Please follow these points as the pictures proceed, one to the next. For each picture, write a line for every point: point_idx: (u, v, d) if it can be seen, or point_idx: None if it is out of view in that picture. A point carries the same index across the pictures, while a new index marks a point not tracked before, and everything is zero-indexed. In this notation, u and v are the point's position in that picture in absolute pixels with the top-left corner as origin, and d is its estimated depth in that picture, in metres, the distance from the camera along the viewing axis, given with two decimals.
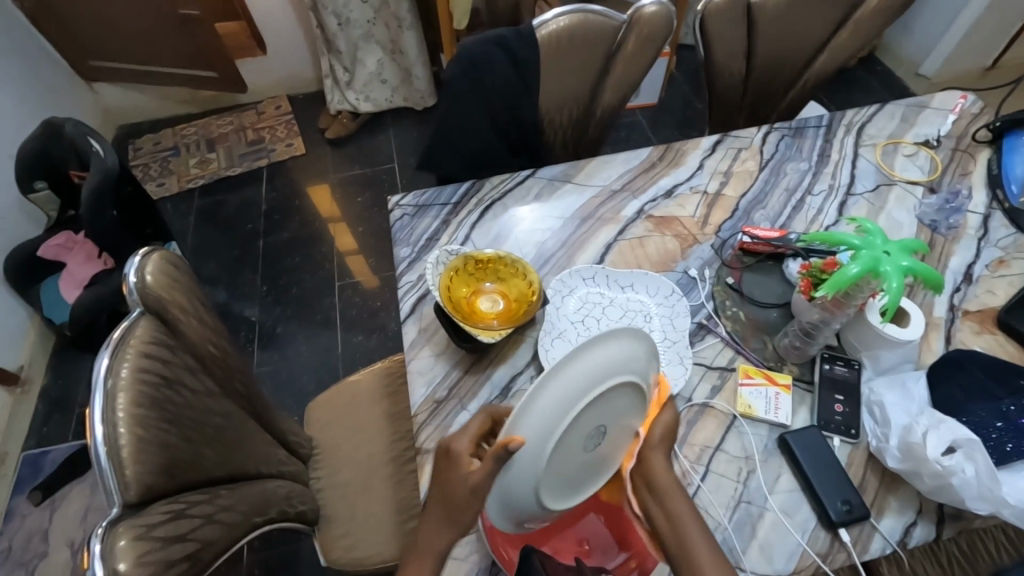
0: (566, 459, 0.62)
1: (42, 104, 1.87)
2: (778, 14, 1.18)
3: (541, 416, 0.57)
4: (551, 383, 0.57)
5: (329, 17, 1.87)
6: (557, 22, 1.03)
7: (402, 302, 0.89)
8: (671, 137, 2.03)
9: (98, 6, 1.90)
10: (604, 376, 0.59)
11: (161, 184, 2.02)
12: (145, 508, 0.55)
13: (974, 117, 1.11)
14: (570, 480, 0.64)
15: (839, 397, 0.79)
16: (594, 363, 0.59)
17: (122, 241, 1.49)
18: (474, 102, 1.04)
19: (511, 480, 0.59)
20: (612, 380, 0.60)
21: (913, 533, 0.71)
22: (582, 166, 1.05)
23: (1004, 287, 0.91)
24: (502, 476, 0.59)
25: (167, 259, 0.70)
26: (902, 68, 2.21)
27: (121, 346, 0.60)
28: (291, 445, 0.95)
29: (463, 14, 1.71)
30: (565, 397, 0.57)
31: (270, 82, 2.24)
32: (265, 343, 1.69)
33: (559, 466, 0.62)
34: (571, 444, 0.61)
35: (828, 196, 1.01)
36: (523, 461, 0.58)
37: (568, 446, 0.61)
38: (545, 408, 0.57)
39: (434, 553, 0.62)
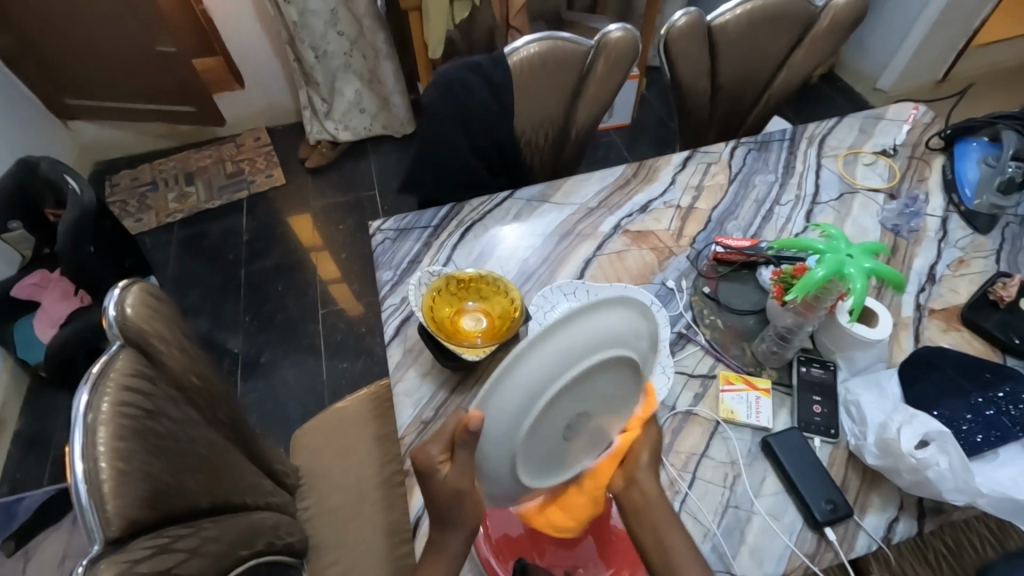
0: (543, 439, 0.57)
1: (16, 142, 1.86)
2: (738, 35, 1.24)
3: (516, 401, 0.52)
4: (510, 375, 0.51)
5: (307, 50, 1.91)
6: (528, 49, 1.08)
7: (386, 325, 0.90)
8: (645, 154, 2.09)
9: (74, 44, 1.92)
10: (591, 349, 0.54)
11: (140, 219, 2.01)
12: (127, 543, 0.54)
13: (927, 126, 1.17)
14: (552, 457, 0.61)
15: (818, 399, 0.81)
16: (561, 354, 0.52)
17: (100, 276, 1.47)
18: (452, 126, 1.07)
19: (490, 448, 0.55)
20: (601, 354, 0.55)
21: (896, 528, 0.73)
22: (559, 186, 1.08)
23: (966, 285, 0.95)
24: (487, 447, 0.55)
25: (148, 290, 0.70)
26: (862, 83, 2.32)
27: (100, 380, 0.59)
28: (278, 474, 0.94)
29: (438, 44, 1.75)
30: (547, 372, 0.52)
31: (250, 114, 2.26)
32: (248, 373, 1.67)
33: (547, 436, 0.57)
34: (555, 420, 0.56)
35: (796, 206, 1.05)
36: (502, 430, 0.53)
37: (546, 423, 0.55)
38: (522, 389, 0.52)
39: None
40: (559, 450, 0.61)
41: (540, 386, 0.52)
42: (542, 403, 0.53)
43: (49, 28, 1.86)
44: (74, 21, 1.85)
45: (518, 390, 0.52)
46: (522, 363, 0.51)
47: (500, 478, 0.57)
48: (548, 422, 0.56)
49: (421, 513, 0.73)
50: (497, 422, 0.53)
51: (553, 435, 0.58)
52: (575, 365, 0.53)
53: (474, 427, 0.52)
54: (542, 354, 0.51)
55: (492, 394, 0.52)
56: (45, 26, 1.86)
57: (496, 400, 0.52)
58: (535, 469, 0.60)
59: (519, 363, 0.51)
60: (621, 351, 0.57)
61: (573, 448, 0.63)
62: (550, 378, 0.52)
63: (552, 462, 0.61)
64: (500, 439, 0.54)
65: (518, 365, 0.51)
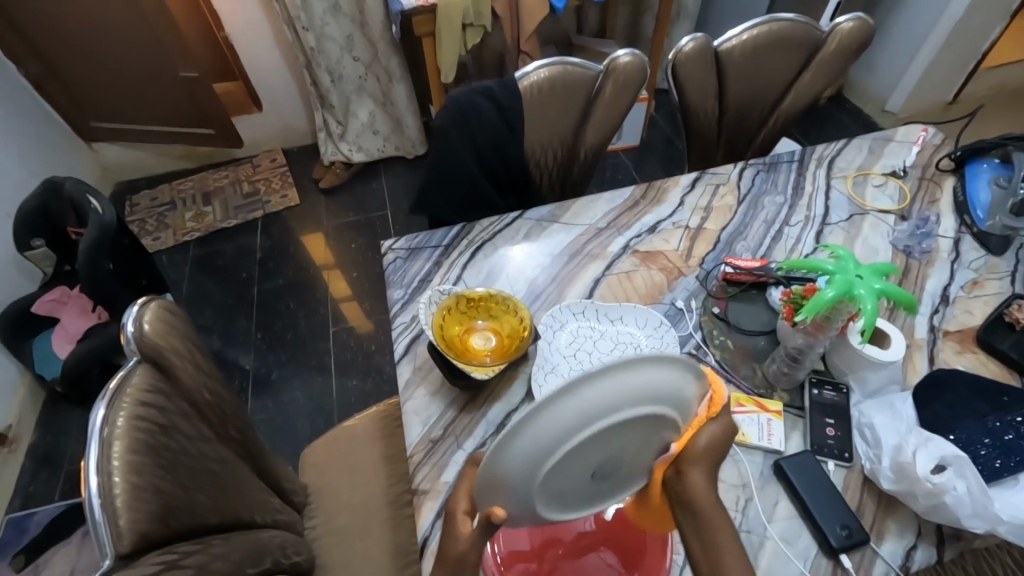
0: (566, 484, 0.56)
1: (41, 163, 1.92)
2: (745, 59, 1.26)
3: (527, 459, 0.51)
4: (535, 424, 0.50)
5: (323, 74, 1.96)
6: (538, 73, 1.10)
7: (396, 343, 0.91)
8: (653, 175, 2.11)
9: (101, 70, 1.99)
10: (610, 409, 0.51)
11: (157, 238, 2.05)
12: (138, 558, 0.54)
13: (937, 147, 1.18)
14: (572, 498, 0.60)
15: (830, 421, 0.80)
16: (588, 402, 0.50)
17: (118, 293, 1.50)
18: (463, 148, 1.09)
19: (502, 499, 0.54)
20: (621, 414, 0.52)
21: (915, 556, 0.71)
22: (568, 207, 1.09)
23: (981, 307, 0.94)
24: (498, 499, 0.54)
25: (165, 306, 0.72)
26: (870, 105, 2.33)
27: (117, 395, 0.60)
28: (285, 493, 0.94)
29: (450, 68, 1.80)
30: (559, 432, 0.50)
31: (266, 136, 2.32)
32: (258, 391, 1.68)
33: (564, 483, 0.56)
34: (572, 471, 0.55)
35: (806, 226, 1.05)
36: (513, 485, 0.52)
37: (571, 468, 0.54)
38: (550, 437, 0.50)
39: None
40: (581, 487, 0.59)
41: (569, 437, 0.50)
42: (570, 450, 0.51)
43: (78, 55, 1.94)
44: (102, 48, 1.93)
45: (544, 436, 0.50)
46: (533, 425, 0.50)
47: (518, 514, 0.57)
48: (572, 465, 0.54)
49: (429, 533, 0.73)
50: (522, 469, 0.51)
51: (574, 481, 0.57)
52: (606, 416, 0.51)
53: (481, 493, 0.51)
54: (555, 416, 0.50)
55: (517, 438, 0.50)
56: (74, 53, 1.93)
57: (521, 446, 0.51)
58: (553, 504, 0.59)
59: (550, 409, 0.50)
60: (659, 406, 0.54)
61: (594, 493, 0.61)
62: (581, 429, 0.50)
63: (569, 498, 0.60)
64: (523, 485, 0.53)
65: (530, 426, 0.50)
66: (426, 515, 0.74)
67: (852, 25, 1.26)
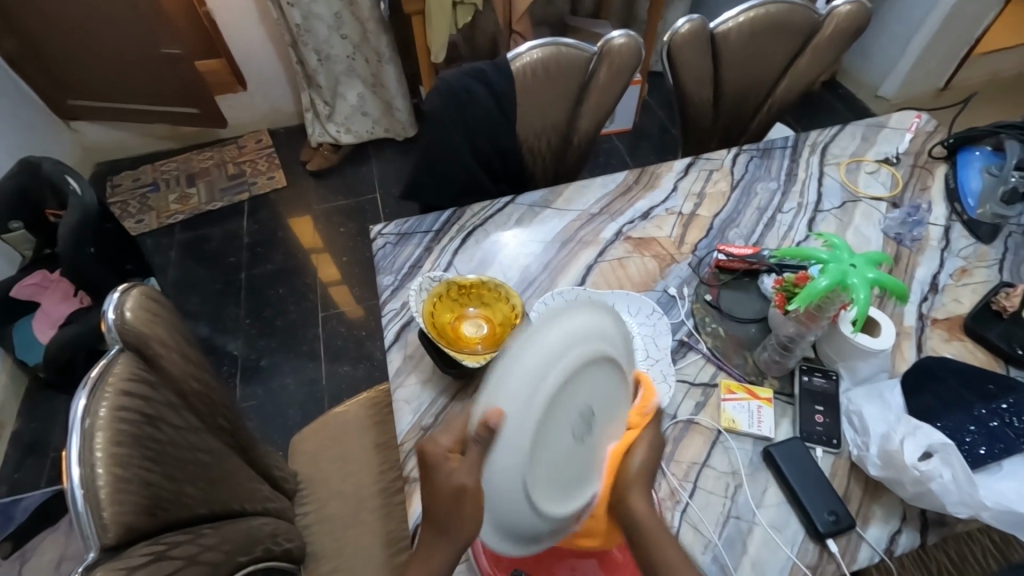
0: (550, 451, 0.54)
1: (18, 142, 1.86)
2: (742, 42, 1.24)
3: (518, 394, 0.50)
4: (548, 329, 0.51)
5: (310, 53, 1.91)
6: (531, 54, 1.08)
7: (386, 330, 0.90)
8: (646, 160, 2.09)
9: (78, 45, 1.92)
10: (577, 345, 0.52)
11: (140, 220, 2.01)
12: (125, 550, 0.53)
13: (929, 135, 1.17)
14: (564, 479, 0.57)
15: (820, 408, 0.81)
16: (555, 335, 0.51)
17: (101, 278, 1.47)
18: (454, 131, 1.06)
19: (493, 458, 0.51)
20: (578, 352, 0.52)
21: (899, 541, 0.72)
22: (561, 192, 1.07)
23: (969, 295, 0.95)
24: (497, 455, 0.51)
25: (148, 294, 0.70)
26: (863, 90, 2.33)
27: (99, 385, 0.59)
28: (276, 480, 0.93)
29: (441, 48, 1.75)
30: (542, 364, 0.50)
31: (252, 117, 2.26)
32: (248, 377, 1.66)
33: (553, 451, 0.54)
34: (556, 430, 0.54)
35: (798, 214, 1.05)
36: (513, 434, 0.50)
37: (554, 429, 0.54)
38: (522, 375, 0.50)
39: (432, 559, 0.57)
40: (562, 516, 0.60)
41: (542, 367, 0.50)
42: (547, 387, 0.50)
43: (54, 31, 1.87)
44: (79, 23, 1.85)
45: (512, 370, 0.50)
46: (519, 353, 0.50)
47: (511, 508, 0.53)
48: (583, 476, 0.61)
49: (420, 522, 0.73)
50: (513, 420, 0.50)
51: (560, 447, 0.55)
52: (575, 352, 0.52)
53: (495, 426, 0.49)
54: (533, 348, 0.50)
55: (504, 375, 0.50)
56: (50, 29, 1.86)
57: (510, 384, 0.50)
58: (549, 495, 0.56)
59: (535, 337, 0.51)
60: (612, 339, 0.57)
61: (576, 469, 0.59)
62: (540, 393, 0.50)
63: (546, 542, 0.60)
64: (514, 457, 0.51)
65: (511, 360, 0.50)
66: (418, 502, 0.74)
67: (849, 8, 1.24)
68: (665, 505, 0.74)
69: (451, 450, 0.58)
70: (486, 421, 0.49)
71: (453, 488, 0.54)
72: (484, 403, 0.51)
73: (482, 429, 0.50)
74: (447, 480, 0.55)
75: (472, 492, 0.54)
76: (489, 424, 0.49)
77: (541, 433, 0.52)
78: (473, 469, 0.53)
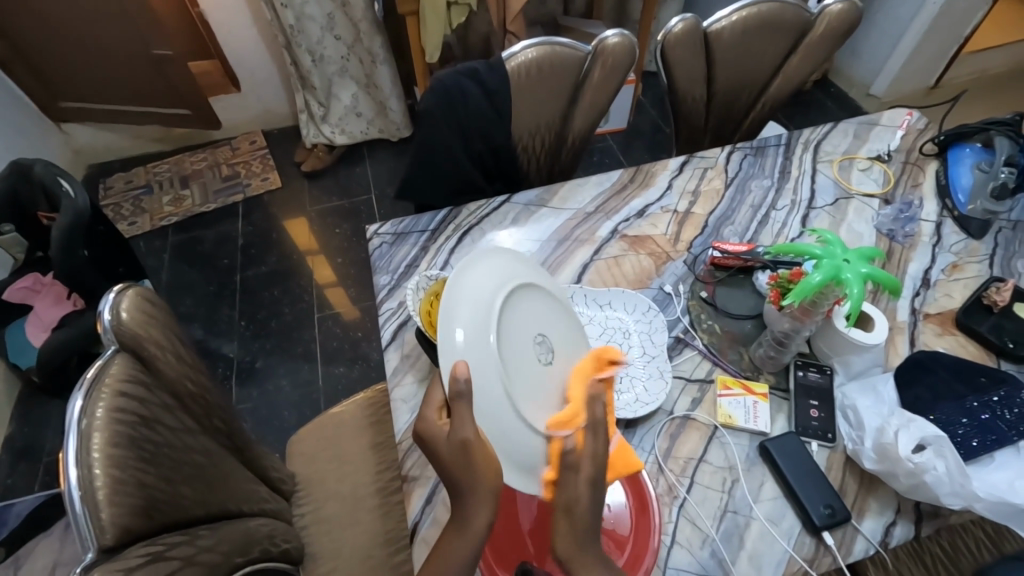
0: (520, 370, 0.62)
1: (9, 145, 1.84)
2: (734, 41, 1.25)
3: (469, 328, 0.60)
4: (465, 278, 0.65)
5: (303, 54, 1.91)
6: (526, 54, 1.08)
7: (383, 330, 0.90)
8: (640, 159, 2.10)
9: (69, 47, 1.91)
10: (498, 281, 0.67)
11: (133, 223, 2.00)
12: (122, 552, 0.53)
13: (920, 132, 1.18)
14: (550, 399, 0.64)
15: (815, 403, 0.82)
16: (478, 277, 0.66)
17: (94, 281, 1.46)
18: (448, 131, 1.07)
19: (477, 396, 0.57)
20: (501, 285, 0.66)
21: (894, 532, 0.73)
22: (556, 191, 1.08)
23: (960, 290, 0.96)
24: (479, 392, 0.58)
25: (143, 294, 0.70)
26: (854, 89, 2.35)
27: (95, 387, 0.58)
28: (273, 481, 0.93)
29: (435, 48, 1.75)
30: (475, 298, 0.63)
31: (246, 118, 2.26)
32: (243, 379, 1.66)
33: (523, 373, 0.62)
34: (518, 349, 0.64)
35: (792, 211, 1.06)
36: (481, 366, 0.58)
37: (515, 350, 0.64)
38: (465, 313, 0.61)
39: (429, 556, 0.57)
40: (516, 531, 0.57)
41: (477, 302, 0.63)
42: (490, 316, 0.62)
43: (45, 32, 1.86)
44: (70, 24, 1.84)
45: (456, 316, 0.61)
46: (453, 299, 0.63)
47: (516, 428, 0.58)
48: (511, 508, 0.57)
49: (419, 518, 0.73)
50: (472, 356, 0.58)
51: (530, 366, 0.64)
52: (498, 286, 0.66)
53: (463, 371, 0.56)
54: (462, 290, 0.63)
55: (451, 321, 0.61)
56: (40, 30, 1.85)
57: (459, 325, 0.60)
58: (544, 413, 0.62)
59: (458, 283, 0.64)
60: (532, 279, 0.72)
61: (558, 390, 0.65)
62: (486, 320, 0.61)
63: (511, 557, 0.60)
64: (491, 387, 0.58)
65: (450, 310, 0.61)
66: (416, 501, 0.74)
67: (841, 8, 1.26)
68: (662, 500, 0.74)
69: (438, 415, 0.60)
70: (454, 374, 0.56)
71: (456, 443, 0.55)
72: (444, 362, 0.58)
73: (453, 386, 0.56)
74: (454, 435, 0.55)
75: (473, 448, 0.55)
76: (455, 376, 0.56)
77: (504, 355, 0.62)
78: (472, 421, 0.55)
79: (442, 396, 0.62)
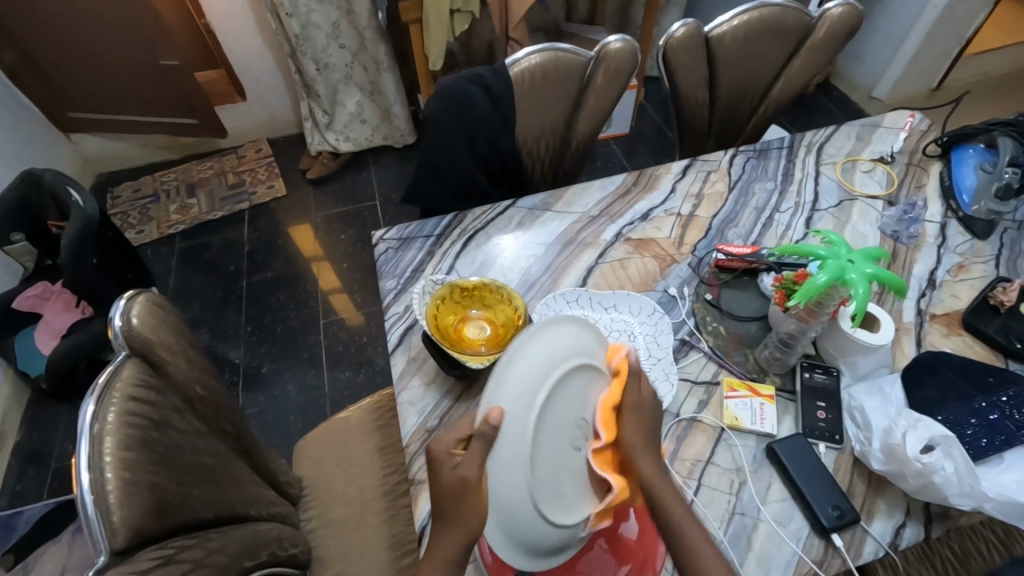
0: (552, 458, 0.57)
1: (19, 154, 1.87)
2: (736, 45, 1.25)
3: (515, 400, 0.54)
4: (557, 329, 0.60)
5: (309, 62, 1.92)
6: (530, 60, 1.09)
7: (389, 334, 0.90)
8: (643, 163, 2.11)
9: (77, 57, 1.93)
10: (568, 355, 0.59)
11: (141, 231, 2.01)
12: (133, 554, 0.53)
13: (924, 133, 1.19)
14: (567, 484, 0.58)
15: (822, 405, 0.81)
16: (555, 339, 0.59)
17: (102, 287, 1.47)
18: (452, 136, 1.07)
19: (493, 452, 0.54)
20: (569, 362, 0.58)
21: (904, 534, 0.73)
22: (560, 195, 1.08)
23: (966, 290, 0.96)
24: (494, 454, 0.55)
25: (152, 300, 0.70)
26: (857, 92, 2.35)
27: (106, 391, 0.59)
28: (281, 485, 0.93)
29: (438, 56, 1.76)
30: (541, 365, 0.56)
31: (252, 127, 2.28)
32: (249, 385, 1.66)
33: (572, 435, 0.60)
34: (553, 443, 0.57)
35: (796, 213, 1.06)
36: (512, 437, 0.54)
37: (556, 442, 0.57)
38: (519, 375, 0.55)
39: (439, 561, 0.57)
40: (524, 492, 0.54)
41: (541, 363, 0.56)
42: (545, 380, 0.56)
43: (55, 43, 1.88)
44: (79, 34, 1.87)
45: (516, 360, 0.56)
46: (515, 358, 0.56)
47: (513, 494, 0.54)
48: (501, 483, 0.55)
49: (425, 522, 0.73)
50: (511, 419, 0.54)
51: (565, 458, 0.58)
52: (558, 367, 0.57)
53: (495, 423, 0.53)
54: (535, 345, 0.57)
55: (510, 371, 0.56)
56: (51, 41, 1.88)
57: (511, 382, 0.55)
58: (555, 506, 0.57)
59: (535, 334, 0.58)
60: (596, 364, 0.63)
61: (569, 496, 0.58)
62: (544, 386, 0.56)
63: (527, 539, 0.56)
64: (519, 430, 0.54)
65: (513, 356, 0.56)
66: (423, 504, 0.75)
67: (842, 11, 1.26)
68: None
69: (455, 448, 0.59)
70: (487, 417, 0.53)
71: (457, 478, 0.55)
72: (484, 403, 0.55)
73: (482, 427, 0.53)
74: (451, 473, 0.56)
75: (474, 485, 0.55)
76: (488, 419, 0.53)
77: (548, 427, 0.56)
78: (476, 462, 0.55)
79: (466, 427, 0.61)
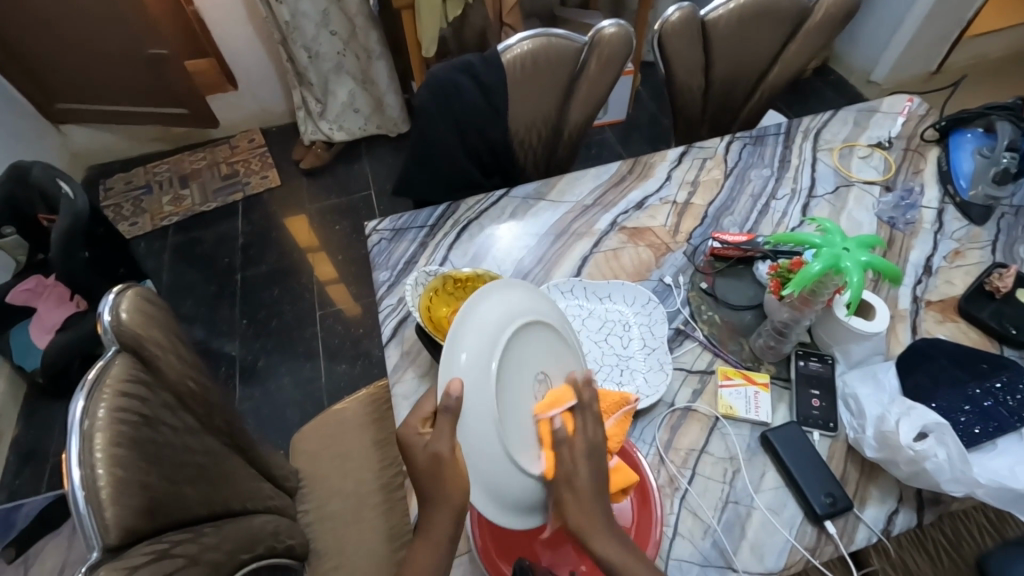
0: (517, 412, 0.60)
1: (8, 147, 1.85)
2: (733, 29, 1.23)
3: (470, 365, 0.57)
4: (498, 293, 0.64)
5: (299, 50, 1.90)
6: (522, 46, 1.07)
7: (383, 326, 0.90)
8: (639, 151, 2.09)
9: (64, 48, 1.90)
10: (514, 314, 0.63)
11: (134, 224, 2.00)
12: (126, 550, 0.53)
13: (922, 118, 1.17)
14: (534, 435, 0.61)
15: (816, 393, 0.81)
16: (501, 301, 0.63)
17: (96, 282, 1.47)
18: (444, 125, 1.06)
19: (460, 422, 0.56)
20: (517, 321, 0.63)
21: (896, 520, 0.73)
22: (554, 184, 1.07)
23: (962, 277, 0.96)
24: (461, 425, 0.57)
25: (142, 295, 0.70)
26: (854, 76, 2.33)
27: (96, 387, 0.59)
28: (278, 478, 0.94)
29: (431, 43, 1.74)
30: (491, 325, 0.60)
31: (244, 117, 2.26)
32: (246, 378, 1.66)
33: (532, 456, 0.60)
34: (516, 395, 0.60)
35: (792, 200, 1.05)
36: (475, 402, 0.56)
37: (519, 394, 0.61)
38: (472, 339, 0.59)
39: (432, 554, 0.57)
40: (500, 450, 0.56)
41: (493, 321, 0.61)
42: (496, 339, 0.60)
43: (41, 34, 1.85)
44: (66, 24, 1.83)
45: (466, 328, 0.59)
46: (464, 324, 0.60)
47: (490, 457, 0.56)
48: (474, 447, 0.57)
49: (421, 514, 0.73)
50: (472, 385, 0.56)
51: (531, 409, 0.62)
52: (507, 324, 0.62)
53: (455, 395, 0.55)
54: (481, 308, 0.61)
55: (462, 339, 0.59)
56: (36, 31, 1.84)
57: (465, 347, 0.58)
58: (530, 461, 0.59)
59: (478, 302, 0.62)
60: (544, 318, 0.68)
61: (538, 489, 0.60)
62: (495, 351, 0.59)
63: (516, 497, 0.58)
64: (479, 396, 0.56)
65: (462, 325, 0.60)
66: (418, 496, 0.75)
67: None
68: (664, 491, 0.74)
69: (423, 425, 0.60)
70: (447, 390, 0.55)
71: (428, 455, 0.56)
72: (442, 377, 0.57)
73: (444, 400, 0.55)
74: (439, 465, 0.56)
75: (448, 460, 0.56)
76: (449, 392, 0.55)
77: (509, 385, 0.60)
78: (445, 439, 0.56)
79: (430, 405, 0.61)
